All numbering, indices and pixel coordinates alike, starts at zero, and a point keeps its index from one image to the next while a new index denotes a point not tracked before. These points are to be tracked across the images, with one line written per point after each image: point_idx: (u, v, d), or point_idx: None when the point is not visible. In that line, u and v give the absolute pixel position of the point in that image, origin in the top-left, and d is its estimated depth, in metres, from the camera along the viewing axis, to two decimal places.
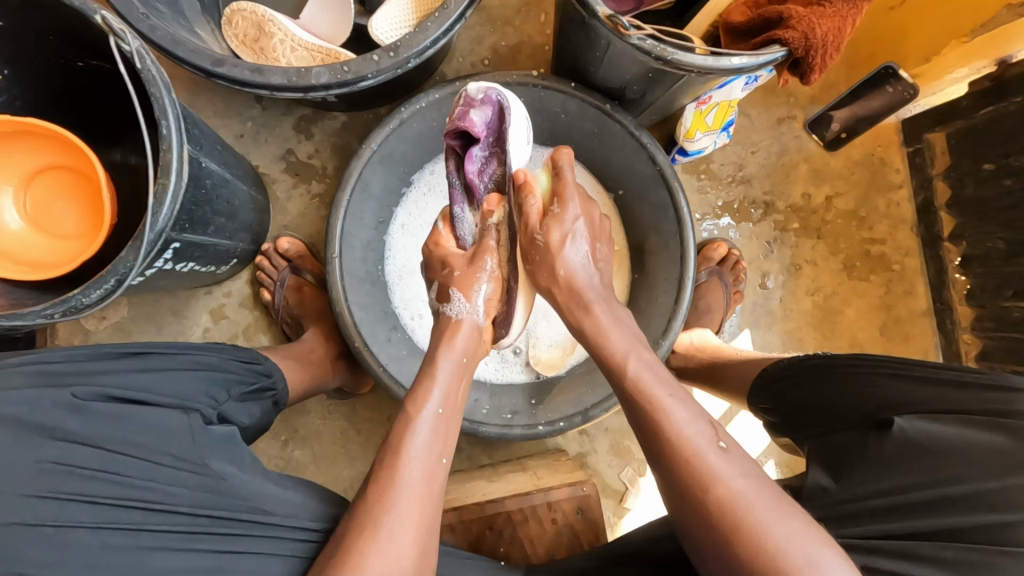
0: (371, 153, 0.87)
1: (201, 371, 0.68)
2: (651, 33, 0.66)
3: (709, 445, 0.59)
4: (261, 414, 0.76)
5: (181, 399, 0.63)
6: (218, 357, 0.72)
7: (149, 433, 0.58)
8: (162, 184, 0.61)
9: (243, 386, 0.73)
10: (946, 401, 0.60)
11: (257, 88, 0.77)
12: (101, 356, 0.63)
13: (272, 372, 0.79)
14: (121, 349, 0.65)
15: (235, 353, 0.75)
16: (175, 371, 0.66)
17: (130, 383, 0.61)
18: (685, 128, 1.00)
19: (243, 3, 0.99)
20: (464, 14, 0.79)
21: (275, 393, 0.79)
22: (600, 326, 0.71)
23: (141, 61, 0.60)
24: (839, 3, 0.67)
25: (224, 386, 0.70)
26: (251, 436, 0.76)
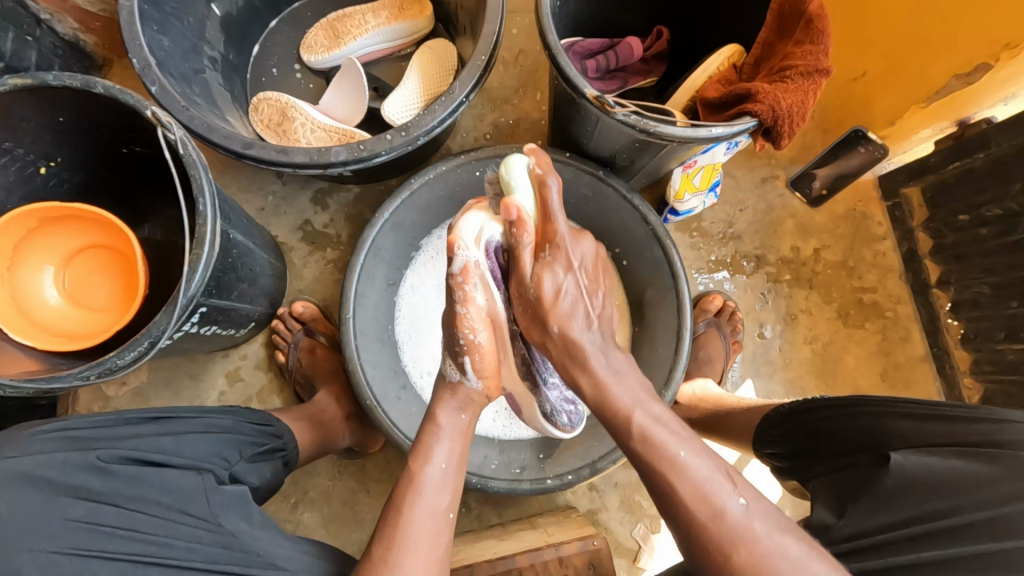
0: (383, 220, 0.95)
1: (215, 433, 0.71)
2: (634, 109, 0.73)
3: (681, 459, 0.58)
4: (272, 474, 0.78)
5: (197, 461, 0.66)
6: (232, 420, 0.75)
7: (165, 492, 0.60)
8: (196, 254, 0.67)
9: (253, 447, 0.75)
10: (934, 435, 0.62)
11: (281, 166, 0.85)
12: (119, 424, 0.66)
13: (283, 433, 0.82)
14: (141, 414, 0.68)
15: (246, 416, 0.78)
16: (190, 434, 0.68)
17: (149, 446, 0.64)
18: (675, 190, 1.08)
19: (269, 94, 1.12)
20: (468, 97, 0.88)
21: (285, 453, 0.81)
22: (584, 374, 0.67)
23: (184, 147, 0.68)
24: (800, 79, 0.75)
25: (237, 447, 0.72)
26: (263, 496, 0.77)
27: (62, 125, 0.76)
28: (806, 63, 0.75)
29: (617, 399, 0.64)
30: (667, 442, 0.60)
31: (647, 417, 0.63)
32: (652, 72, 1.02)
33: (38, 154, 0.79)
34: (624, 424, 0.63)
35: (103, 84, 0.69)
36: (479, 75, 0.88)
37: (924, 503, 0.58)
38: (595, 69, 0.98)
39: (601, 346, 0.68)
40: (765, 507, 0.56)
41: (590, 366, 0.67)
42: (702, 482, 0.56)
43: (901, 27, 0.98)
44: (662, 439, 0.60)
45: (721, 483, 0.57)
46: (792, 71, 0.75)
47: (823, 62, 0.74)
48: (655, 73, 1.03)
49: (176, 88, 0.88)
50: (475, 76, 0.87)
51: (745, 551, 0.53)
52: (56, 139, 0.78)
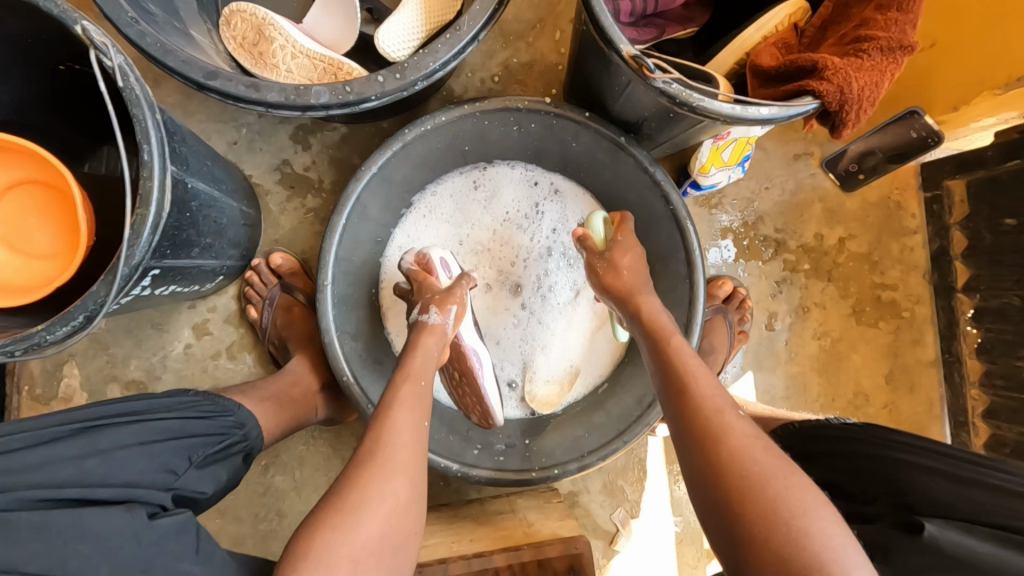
0: (370, 174, 0.82)
1: (158, 440, 0.62)
2: (678, 77, 0.60)
3: (728, 407, 0.59)
4: (228, 475, 0.70)
5: (127, 487, 0.56)
6: (179, 420, 0.66)
7: (87, 531, 0.49)
8: (140, 214, 0.55)
9: (207, 448, 0.67)
10: (975, 499, 0.56)
11: (251, 104, 0.72)
12: (31, 442, 0.54)
13: (242, 423, 0.73)
14: (60, 427, 0.57)
15: (196, 409, 0.69)
16: (124, 449, 0.58)
17: (67, 472, 0.53)
18: (700, 163, 0.97)
19: (242, 3, 0.94)
20: (478, 36, 0.74)
21: (246, 446, 0.73)
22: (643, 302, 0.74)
23: (122, 79, 0.55)
24: (878, 56, 0.62)
25: (184, 455, 0.64)
26: (219, 500, 0.70)
27: None
28: (888, 35, 0.62)
29: (664, 325, 0.71)
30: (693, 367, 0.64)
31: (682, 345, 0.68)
32: (692, 20, 0.88)
33: None
34: (695, 383, 0.62)
35: None
36: (493, 9, 0.73)
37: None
38: (628, 12, 0.82)
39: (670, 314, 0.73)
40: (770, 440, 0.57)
41: (658, 314, 0.73)
42: (747, 428, 0.57)
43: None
44: (692, 365, 0.64)
45: (727, 404, 0.60)
46: (870, 45, 0.62)
47: (909, 38, 0.62)
48: (694, 22, 0.88)
49: None
50: (488, 11, 0.73)
51: (736, 448, 0.54)
52: None
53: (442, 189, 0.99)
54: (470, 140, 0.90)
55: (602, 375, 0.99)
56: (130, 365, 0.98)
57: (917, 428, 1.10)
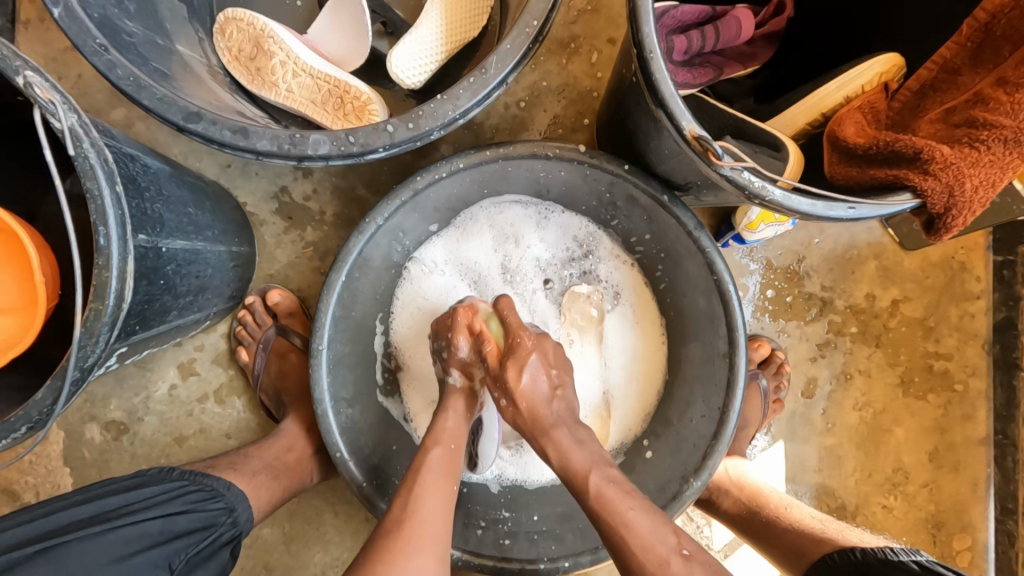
0: (375, 227, 0.72)
1: (130, 553, 0.54)
2: (751, 166, 0.49)
3: (671, 553, 0.59)
4: (219, 570, 0.62)
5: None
6: (159, 520, 0.57)
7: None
8: (94, 309, 0.46)
9: (190, 551, 0.58)
10: None
11: (239, 151, 0.62)
12: None
13: (235, 504, 0.65)
14: (17, 554, 0.50)
15: (181, 498, 0.60)
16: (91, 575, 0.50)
17: None
18: (749, 219, 0.86)
19: (238, 10, 0.81)
20: (506, 80, 0.63)
21: (235, 532, 0.64)
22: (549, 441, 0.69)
23: (74, 146, 0.45)
24: (997, 148, 0.50)
25: (159, 565, 0.55)
26: None
27: None
28: (1014, 123, 0.50)
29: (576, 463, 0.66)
30: (619, 499, 0.62)
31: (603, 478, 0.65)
32: (755, 58, 0.75)
33: None
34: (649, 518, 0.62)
35: None
36: (525, 49, 0.62)
37: None
38: (683, 50, 0.71)
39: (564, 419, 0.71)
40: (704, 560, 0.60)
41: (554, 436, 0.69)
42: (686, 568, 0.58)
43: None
44: (615, 497, 0.62)
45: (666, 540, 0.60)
46: (988, 133, 0.51)
47: None
48: (757, 61, 0.76)
49: (96, 10, 0.62)
50: (519, 52, 0.61)
51: None
52: None
53: (459, 230, 0.86)
54: (489, 184, 0.79)
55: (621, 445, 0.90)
56: (110, 405, 0.91)
57: (959, 510, 1.01)
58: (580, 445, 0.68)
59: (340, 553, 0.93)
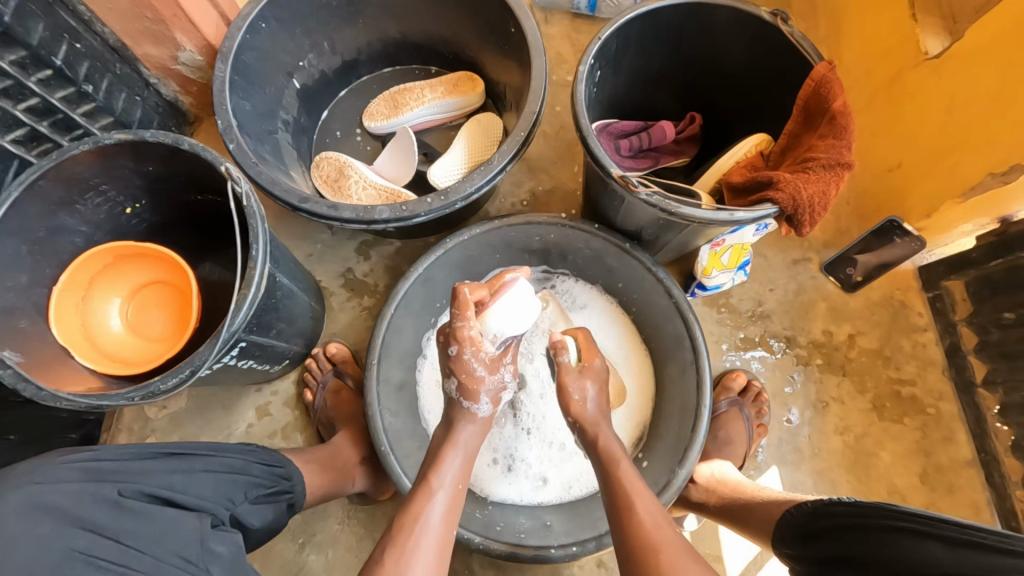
0: (416, 275, 1.00)
1: (224, 472, 0.73)
2: (657, 191, 0.78)
3: (663, 522, 0.70)
4: (273, 517, 0.80)
5: (199, 500, 0.65)
6: (242, 461, 0.77)
7: (170, 530, 0.57)
8: (243, 293, 0.74)
9: (258, 489, 0.77)
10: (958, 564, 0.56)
11: (330, 220, 0.94)
12: (140, 455, 0.64)
13: (291, 476, 0.85)
14: (158, 449, 0.67)
15: (259, 457, 0.81)
16: (201, 472, 0.69)
17: (158, 481, 0.62)
18: (702, 266, 1.10)
19: (331, 153, 1.23)
20: (505, 167, 0.95)
21: (292, 496, 0.84)
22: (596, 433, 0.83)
23: (247, 200, 0.77)
24: (822, 171, 0.76)
25: (241, 487, 0.74)
26: (259, 538, 0.79)
27: (151, 173, 0.87)
28: (828, 156, 0.77)
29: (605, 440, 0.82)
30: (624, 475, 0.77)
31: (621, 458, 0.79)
32: (683, 153, 1.07)
33: (128, 197, 0.90)
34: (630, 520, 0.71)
35: (189, 143, 0.80)
36: (517, 149, 0.96)
37: None
38: (628, 147, 1.04)
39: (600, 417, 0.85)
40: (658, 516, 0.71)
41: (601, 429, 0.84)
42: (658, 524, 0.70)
43: (945, 101, 0.95)
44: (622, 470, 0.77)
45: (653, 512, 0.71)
46: (814, 163, 0.77)
47: (846, 157, 0.76)
48: (686, 154, 1.07)
49: (250, 147, 1.00)
50: (513, 150, 0.95)
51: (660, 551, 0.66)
52: (145, 184, 0.89)
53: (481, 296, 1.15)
54: (500, 249, 1.09)
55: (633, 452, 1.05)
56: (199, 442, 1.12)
57: None
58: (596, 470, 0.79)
59: None
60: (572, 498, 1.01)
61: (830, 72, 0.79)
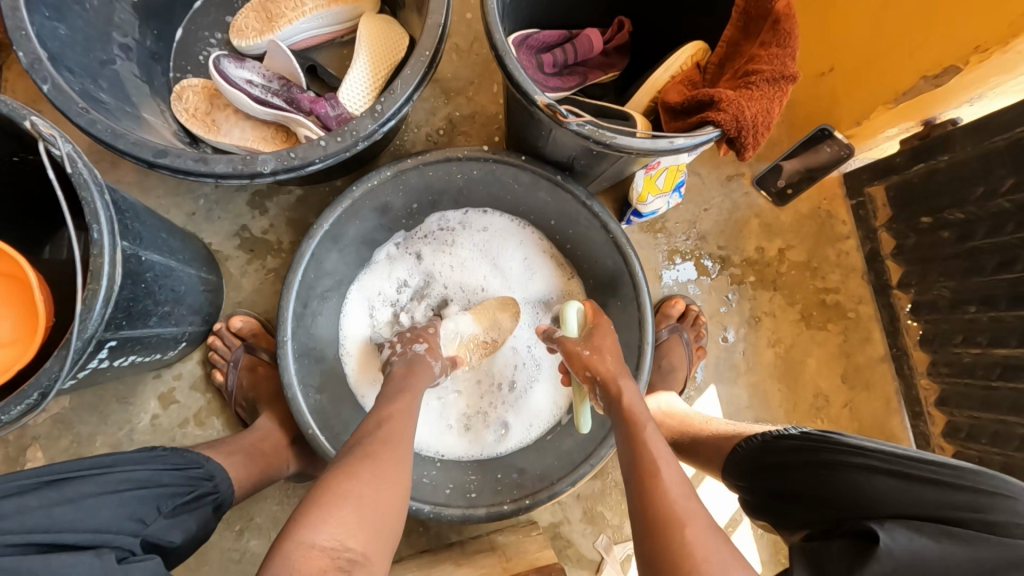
0: (323, 232, 0.85)
1: (128, 490, 0.61)
2: (589, 119, 0.67)
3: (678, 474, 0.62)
4: (200, 525, 0.68)
5: (98, 533, 0.54)
6: (147, 470, 0.64)
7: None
8: (92, 290, 0.59)
9: (176, 499, 0.65)
10: (920, 501, 0.59)
11: (201, 176, 0.76)
12: (11, 490, 0.53)
13: (214, 474, 0.72)
14: (34, 477, 0.55)
15: (168, 460, 0.67)
16: (96, 495, 0.57)
17: (37, 523, 0.51)
18: (637, 193, 1.03)
19: (193, 80, 1.02)
20: (411, 97, 0.80)
21: (217, 496, 0.71)
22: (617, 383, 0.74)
23: (71, 165, 0.59)
24: (765, 86, 0.69)
25: (152, 503, 0.62)
26: (186, 553, 0.67)
27: None
28: (771, 68, 0.69)
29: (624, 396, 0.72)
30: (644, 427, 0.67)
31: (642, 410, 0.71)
32: (614, 66, 0.95)
33: None
34: (657, 490, 0.59)
35: None
36: (423, 72, 0.80)
37: None
38: (551, 64, 0.90)
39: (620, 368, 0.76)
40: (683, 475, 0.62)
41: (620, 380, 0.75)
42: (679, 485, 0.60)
43: None
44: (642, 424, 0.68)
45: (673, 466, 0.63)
46: (757, 77, 0.69)
47: (790, 68, 0.68)
48: (615, 68, 0.96)
49: (75, 86, 0.77)
50: (418, 74, 0.79)
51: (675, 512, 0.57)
52: None
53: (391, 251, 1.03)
54: (419, 191, 0.95)
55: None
56: (96, 443, 0.97)
57: (879, 423, 1.14)
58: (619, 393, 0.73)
59: None
60: (531, 439, 0.98)
61: None
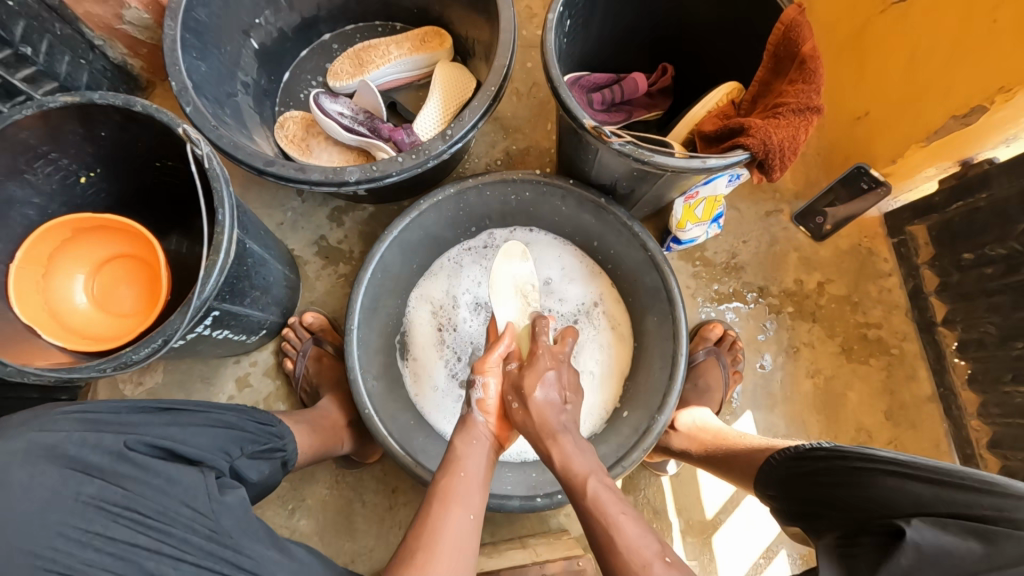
0: (392, 238, 0.98)
1: (221, 427, 0.72)
2: (630, 140, 0.77)
3: (654, 556, 0.62)
4: (269, 472, 0.79)
5: (201, 452, 0.65)
6: (237, 417, 0.75)
7: (170, 482, 0.56)
8: (212, 260, 0.72)
9: (254, 445, 0.76)
10: (947, 503, 0.59)
11: (299, 183, 0.91)
12: (138, 408, 0.64)
13: (283, 435, 0.83)
14: (153, 403, 0.67)
15: (252, 415, 0.79)
16: (200, 426, 0.69)
17: (160, 433, 0.62)
18: (676, 220, 1.11)
19: (294, 112, 1.21)
20: (477, 124, 0.93)
21: (284, 454, 0.82)
22: (555, 447, 0.75)
23: (209, 162, 0.74)
24: (792, 116, 0.77)
25: (238, 443, 0.73)
26: (256, 493, 0.78)
27: (103, 139, 0.83)
28: (798, 100, 0.77)
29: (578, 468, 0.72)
30: (609, 506, 0.67)
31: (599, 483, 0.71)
32: (657, 106, 1.06)
33: (80, 165, 0.85)
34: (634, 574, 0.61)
35: (142, 104, 0.76)
36: (488, 104, 0.93)
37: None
38: (601, 102, 1.02)
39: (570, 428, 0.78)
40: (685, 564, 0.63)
41: (561, 441, 0.76)
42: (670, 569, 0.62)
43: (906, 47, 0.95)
44: (607, 503, 0.68)
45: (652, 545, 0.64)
46: (784, 108, 0.77)
47: (815, 101, 0.76)
48: (660, 107, 1.07)
49: (209, 109, 0.95)
50: (484, 105, 0.93)
51: None
52: (98, 151, 0.85)
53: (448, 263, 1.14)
54: (478, 209, 1.07)
55: (613, 404, 1.06)
56: None
57: None
58: (580, 452, 0.75)
59: (367, 540, 1.05)
60: None
61: (800, 15, 0.79)
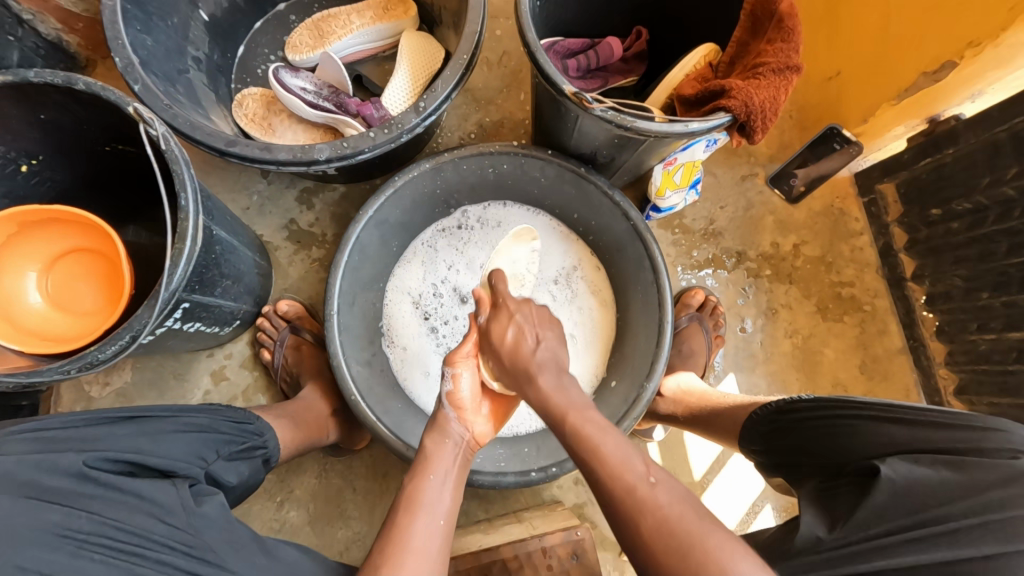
0: (367, 217, 0.94)
1: (193, 432, 0.69)
2: (611, 105, 0.75)
3: (639, 479, 0.58)
4: (250, 473, 0.77)
5: (172, 462, 0.63)
6: (208, 418, 0.73)
7: (141, 501, 0.55)
8: (179, 248, 0.67)
9: (231, 446, 0.74)
10: (926, 442, 0.62)
11: (265, 163, 0.86)
12: (97, 421, 0.62)
13: (263, 431, 0.80)
14: (117, 413, 0.64)
15: (226, 414, 0.76)
16: (170, 433, 0.66)
17: (124, 446, 0.60)
18: (656, 188, 1.10)
19: (253, 89, 1.14)
20: (450, 95, 0.89)
21: (265, 451, 0.79)
22: (533, 386, 0.68)
23: (166, 143, 0.68)
24: (772, 76, 0.76)
25: (212, 447, 0.71)
26: (239, 494, 0.76)
27: (43, 123, 0.76)
28: (777, 60, 0.76)
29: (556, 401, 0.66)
30: (593, 433, 0.63)
31: (582, 420, 0.64)
32: (632, 71, 1.05)
33: (19, 152, 0.78)
34: (621, 502, 0.57)
35: (84, 81, 0.69)
36: (461, 73, 0.89)
37: (912, 515, 0.56)
38: (575, 69, 1.00)
39: (546, 361, 0.69)
40: (675, 486, 0.58)
41: (538, 380, 0.68)
42: (658, 500, 0.56)
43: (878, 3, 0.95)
44: (590, 432, 0.63)
45: (637, 466, 0.59)
46: (764, 69, 0.76)
47: (794, 60, 0.76)
48: (635, 73, 1.05)
49: (159, 87, 0.89)
50: (457, 74, 0.89)
51: (648, 517, 0.55)
52: (38, 136, 0.78)
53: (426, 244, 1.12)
54: (454, 184, 1.04)
55: (601, 374, 1.07)
56: None
57: None
58: (564, 389, 0.67)
59: (360, 526, 1.04)
60: None
61: None
